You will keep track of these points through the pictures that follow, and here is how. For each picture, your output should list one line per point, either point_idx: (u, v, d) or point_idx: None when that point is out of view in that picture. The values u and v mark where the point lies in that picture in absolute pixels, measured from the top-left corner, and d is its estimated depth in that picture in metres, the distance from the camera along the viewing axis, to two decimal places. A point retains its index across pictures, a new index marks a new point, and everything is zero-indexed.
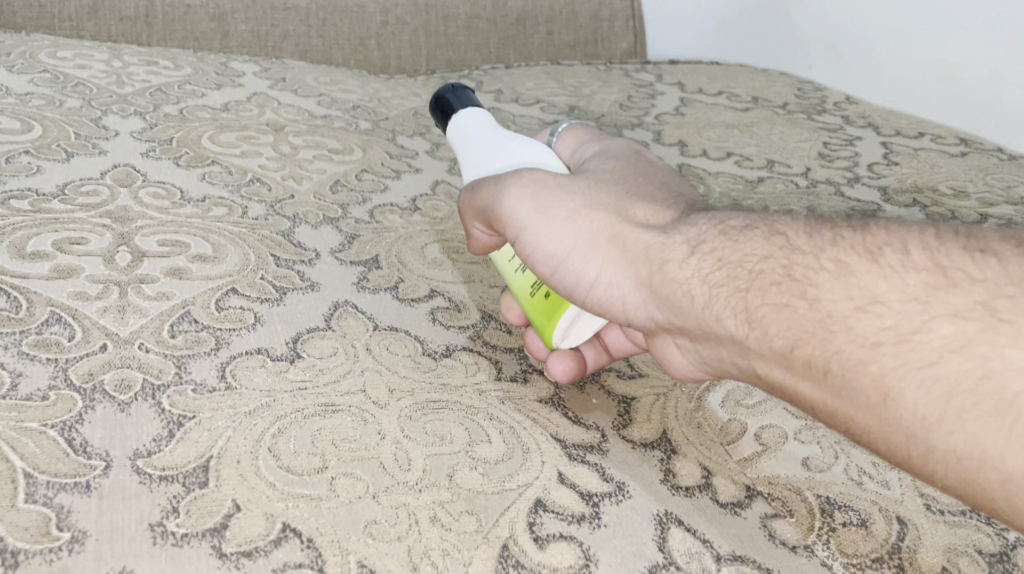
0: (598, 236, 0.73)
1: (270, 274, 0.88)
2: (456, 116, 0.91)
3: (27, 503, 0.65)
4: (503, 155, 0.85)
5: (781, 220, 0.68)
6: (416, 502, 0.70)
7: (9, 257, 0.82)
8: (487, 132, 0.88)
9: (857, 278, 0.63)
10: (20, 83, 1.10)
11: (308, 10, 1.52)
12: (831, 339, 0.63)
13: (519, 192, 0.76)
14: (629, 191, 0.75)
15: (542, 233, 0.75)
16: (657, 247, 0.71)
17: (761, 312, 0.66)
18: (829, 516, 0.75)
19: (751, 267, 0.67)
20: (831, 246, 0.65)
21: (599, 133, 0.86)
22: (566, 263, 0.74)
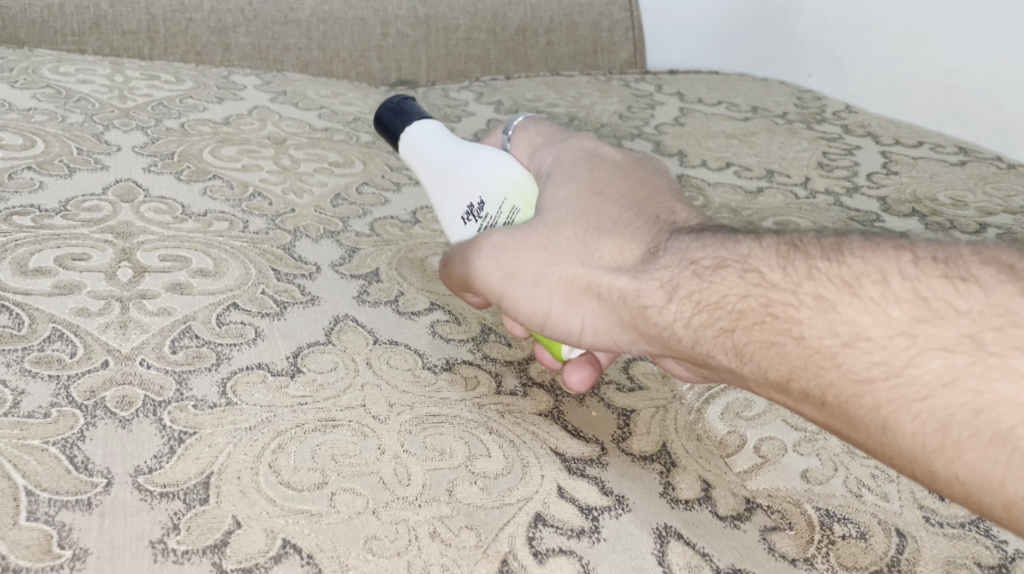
0: (573, 292, 0.73)
1: (270, 288, 0.88)
2: (404, 137, 0.93)
3: (30, 521, 0.65)
4: (467, 169, 0.87)
5: (747, 250, 0.68)
6: (416, 517, 0.70)
7: (11, 273, 0.82)
8: (441, 148, 0.90)
9: (839, 312, 0.63)
10: (22, 99, 1.11)
11: (308, 23, 1.52)
12: (824, 372, 0.63)
13: (488, 261, 0.76)
14: (589, 229, 0.74)
15: (519, 298, 0.75)
16: (634, 295, 0.71)
17: (750, 349, 0.66)
18: (829, 529, 0.75)
19: (731, 309, 0.67)
20: (809, 281, 0.65)
21: (552, 138, 0.85)
22: (549, 323, 0.75)
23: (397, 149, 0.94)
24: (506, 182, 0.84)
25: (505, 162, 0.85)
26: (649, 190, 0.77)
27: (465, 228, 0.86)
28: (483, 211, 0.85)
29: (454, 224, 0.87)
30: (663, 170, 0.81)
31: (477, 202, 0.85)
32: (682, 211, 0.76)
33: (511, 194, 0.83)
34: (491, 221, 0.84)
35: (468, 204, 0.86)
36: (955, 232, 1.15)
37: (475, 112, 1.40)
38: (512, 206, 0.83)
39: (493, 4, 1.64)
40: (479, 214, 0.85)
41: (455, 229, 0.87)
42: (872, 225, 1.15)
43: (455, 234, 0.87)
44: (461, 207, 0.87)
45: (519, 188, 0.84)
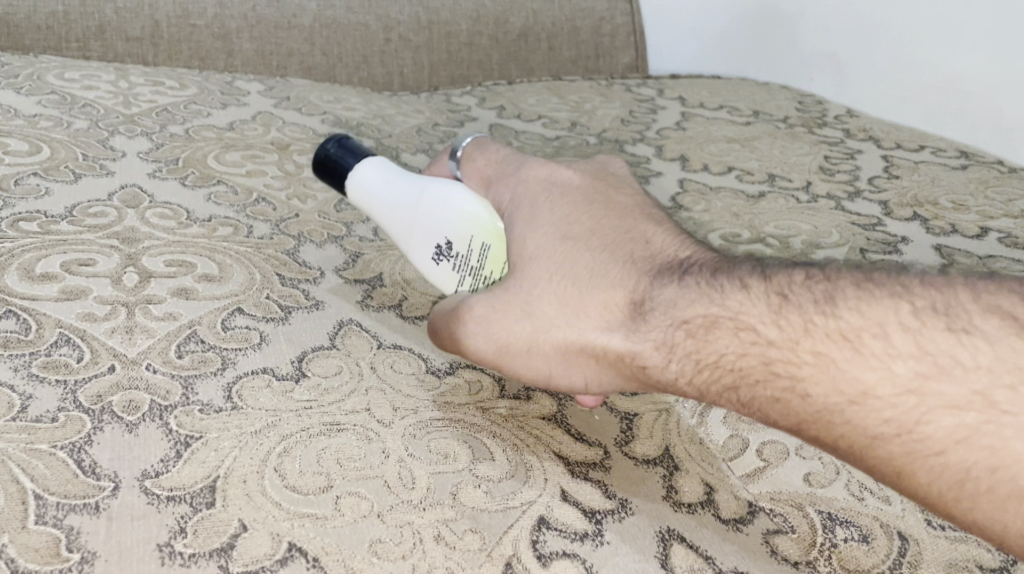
0: (568, 354, 0.73)
1: (275, 293, 0.88)
2: (348, 179, 0.89)
3: (38, 524, 0.66)
4: (427, 209, 0.85)
5: (736, 303, 0.69)
6: (421, 520, 0.71)
7: (18, 279, 0.83)
8: (391, 189, 0.87)
9: (841, 370, 0.64)
10: (28, 105, 1.11)
11: (312, 28, 1.53)
12: (834, 427, 0.64)
13: (475, 334, 0.76)
14: (572, 285, 0.74)
15: (515, 366, 0.75)
16: (631, 355, 0.71)
17: (756, 403, 0.67)
18: (830, 532, 0.76)
19: (732, 370, 0.68)
20: (807, 337, 0.66)
21: (500, 163, 0.83)
22: (547, 382, 0.75)
23: (342, 189, 0.90)
24: (472, 220, 0.83)
25: (465, 198, 0.84)
26: (617, 215, 0.77)
27: (437, 268, 0.85)
28: (453, 251, 0.84)
29: (424, 264, 0.86)
30: (623, 180, 0.81)
31: (445, 243, 0.84)
32: (654, 235, 0.76)
33: (479, 231, 0.83)
34: (464, 260, 0.84)
35: (436, 245, 0.85)
36: (956, 237, 1.16)
37: (477, 117, 1.41)
38: (481, 242, 0.83)
39: (494, 9, 1.64)
40: (450, 254, 0.84)
41: (428, 272, 0.86)
42: (873, 229, 1.16)
43: (426, 273, 0.86)
44: (429, 248, 0.86)
45: (485, 224, 0.83)
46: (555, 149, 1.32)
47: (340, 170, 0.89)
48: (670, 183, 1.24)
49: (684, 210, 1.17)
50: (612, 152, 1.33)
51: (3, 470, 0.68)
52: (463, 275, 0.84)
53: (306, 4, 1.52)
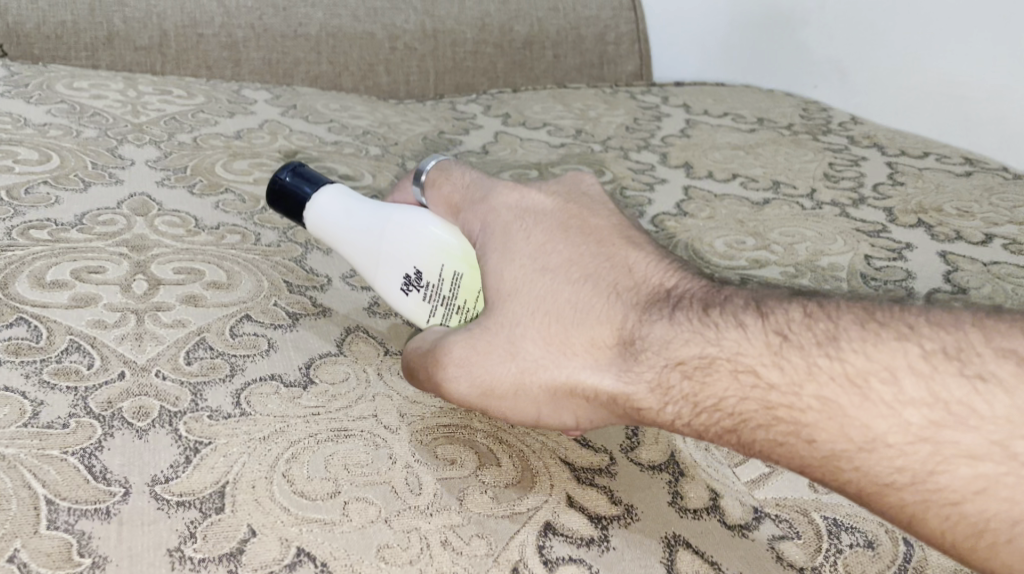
0: (559, 396, 0.74)
1: (283, 300, 0.89)
2: (309, 208, 0.88)
3: (50, 529, 0.66)
4: (393, 238, 0.85)
5: (731, 345, 0.69)
6: (428, 526, 0.71)
7: (29, 286, 0.84)
8: (354, 218, 0.87)
9: (850, 416, 0.65)
10: (38, 114, 1.12)
11: (318, 38, 1.54)
12: (842, 472, 0.65)
13: (458, 377, 0.75)
14: (558, 326, 0.74)
15: (502, 408, 0.75)
16: (623, 395, 0.72)
17: (758, 445, 0.68)
18: (836, 538, 0.76)
19: (730, 411, 0.68)
20: (811, 381, 0.66)
21: (470, 192, 0.84)
22: (536, 422, 0.76)
23: (300, 218, 0.89)
24: (441, 248, 0.83)
25: (432, 225, 0.84)
26: (595, 244, 0.78)
27: (405, 297, 0.85)
28: (422, 280, 0.84)
29: (390, 294, 0.86)
30: (596, 198, 0.82)
31: (413, 271, 0.84)
32: (635, 262, 0.76)
33: (449, 260, 0.83)
34: (435, 289, 0.84)
35: (405, 274, 0.85)
36: (961, 243, 1.16)
37: (482, 125, 1.42)
38: (453, 270, 0.83)
39: (499, 17, 1.65)
40: (421, 283, 0.84)
41: (396, 301, 0.86)
42: (878, 236, 1.16)
43: (392, 302, 0.86)
44: (396, 277, 0.85)
45: (455, 252, 0.83)
46: (560, 157, 1.32)
47: (299, 201, 0.89)
48: (675, 191, 1.25)
49: (688, 217, 1.18)
50: (616, 159, 1.33)
51: (15, 475, 0.69)
52: (435, 305, 0.84)
53: (312, 12, 1.53)
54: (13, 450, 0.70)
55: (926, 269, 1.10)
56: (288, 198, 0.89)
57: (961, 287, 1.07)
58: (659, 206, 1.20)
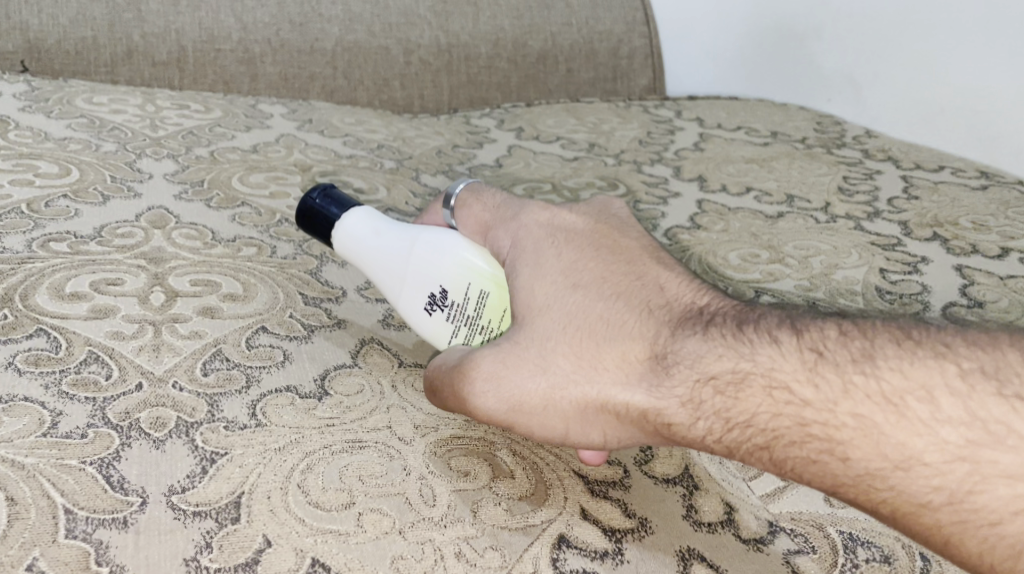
0: (588, 413, 0.73)
1: (298, 312, 0.90)
2: (338, 225, 0.89)
3: (69, 538, 0.67)
4: (421, 258, 0.86)
5: (767, 359, 0.69)
6: (442, 537, 0.72)
7: (49, 298, 0.84)
8: (385, 237, 0.87)
9: (885, 435, 0.65)
10: (58, 128, 1.14)
11: (334, 52, 1.55)
12: (877, 492, 0.65)
13: (485, 392, 0.75)
14: (590, 341, 0.74)
15: (528, 425, 0.75)
16: (653, 409, 0.72)
17: (790, 464, 0.68)
18: (852, 552, 0.76)
19: (762, 427, 0.68)
20: (846, 398, 0.66)
21: (500, 212, 0.84)
22: (562, 440, 0.75)
23: (329, 237, 0.90)
24: (468, 269, 0.84)
25: (462, 245, 0.85)
26: (626, 264, 0.78)
27: (428, 318, 0.85)
28: (448, 300, 0.84)
29: (412, 314, 0.86)
30: (623, 221, 0.83)
31: (439, 291, 0.85)
32: (667, 282, 0.77)
33: (476, 279, 0.84)
34: (461, 309, 0.84)
35: (429, 293, 0.85)
36: (978, 257, 1.16)
37: (496, 138, 1.42)
38: (479, 290, 0.84)
39: (513, 32, 1.65)
40: (446, 303, 0.84)
41: (417, 321, 0.86)
42: (893, 250, 1.17)
43: (413, 325, 0.86)
44: (421, 297, 0.85)
45: (484, 272, 0.84)
46: (575, 170, 1.33)
47: (323, 219, 0.89)
48: (689, 204, 1.25)
49: (703, 231, 1.18)
50: (630, 173, 1.34)
51: (34, 484, 0.70)
52: (458, 326, 0.84)
53: (328, 27, 1.54)
54: (33, 460, 0.71)
55: (942, 282, 1.10)
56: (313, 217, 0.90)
57: (977, 301, 1.07)
58: (673, 220, 1.20)
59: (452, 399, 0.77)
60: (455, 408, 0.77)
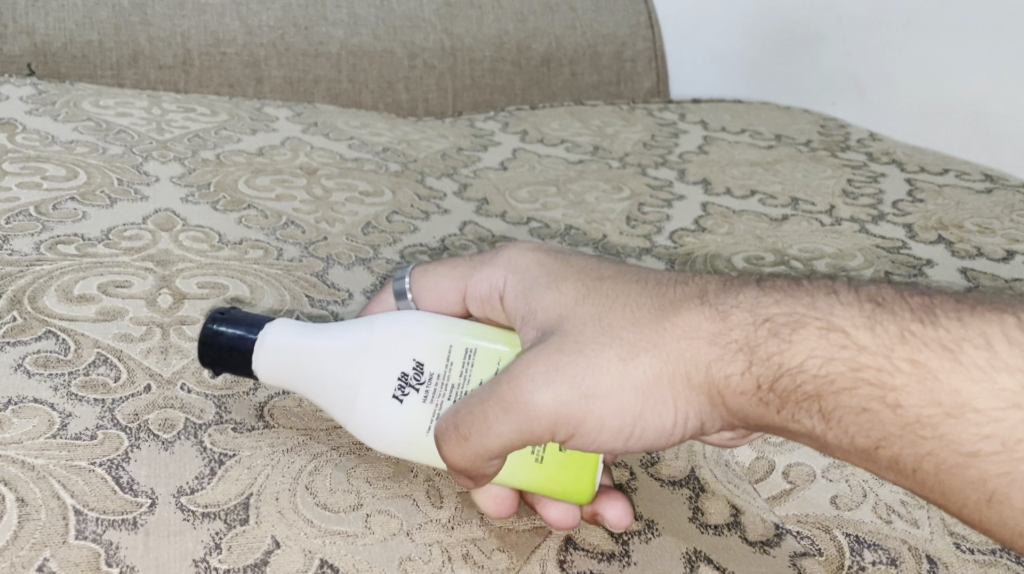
0: (659, 381, 0.70)
1: (305, 313, 0.90)
2: (261, 341, 0.77)
3: (79, 539, 0.68)
4: (379, 342, 0.76)
5: (827, 309, 0.69)
6: (449, 539, 0.73)
7: (57, 300, 0.85)
8: (327, 336, 0.77)
9: (938, 379, 0.65)
10: (65, 131, 1.14)
11: (339, 56, 1.55)
12: (922, 442, 0.65)
13: (546, 388, 0.70)
14: (642, 311, 0.72)
15: (596, 410, 0.70)
16: (716, 362, 0.70)
17: (838, 413, 0.67)
18: (859, 555, 0.76)
19: (835, 377, 0.67)
20: (903, 344, 0.66)
21: (472, 261, 0.82)
22: (625, 425, 0.71)
23: (250, 363, 0.77)
24: (440, 337, 0.77)
25: (423, 320, 0.77)
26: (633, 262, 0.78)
27: (401, 405, 0.75)
28: (425, 374, 0.76)
29: (382, 407, 0.75)
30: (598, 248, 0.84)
31: (412, 368, 0.76)
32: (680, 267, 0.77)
33: (455, 340, 0.77)
34: (443, 379, 0.76)
35: (398, 376, 0.75)
36: (982, 260, 1.16)
37: (501, 141, 1.43)
38: (462, 352, 0.77)
39: (517, 35, 1.66)
40: (421, 380, 0.76)
41: (388, 414, 0.75)
42: (898, 252, 1.17)
43: (384, 421, 0.75)
44: (387, 384, 0.75)
45: (460, 334, 0.77)
46: (579, 173, 1.33)
47: (229, 346, 0.77)
48: (694, 207, 1.25)
49: (707, 233, 1.18)
50: (635, 176, 1.34)
51: (44, 486, 0.70)
52: (442, 400, 0.76)
53: (333, 32, 1.54)
54: (43, 461, 0.71)
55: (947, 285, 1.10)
56: (212, 347, 0.77)
57: None
58: (678, 222, 1.20)
59: (505, 420, 0.70)
60: (510, 430, 0.70)
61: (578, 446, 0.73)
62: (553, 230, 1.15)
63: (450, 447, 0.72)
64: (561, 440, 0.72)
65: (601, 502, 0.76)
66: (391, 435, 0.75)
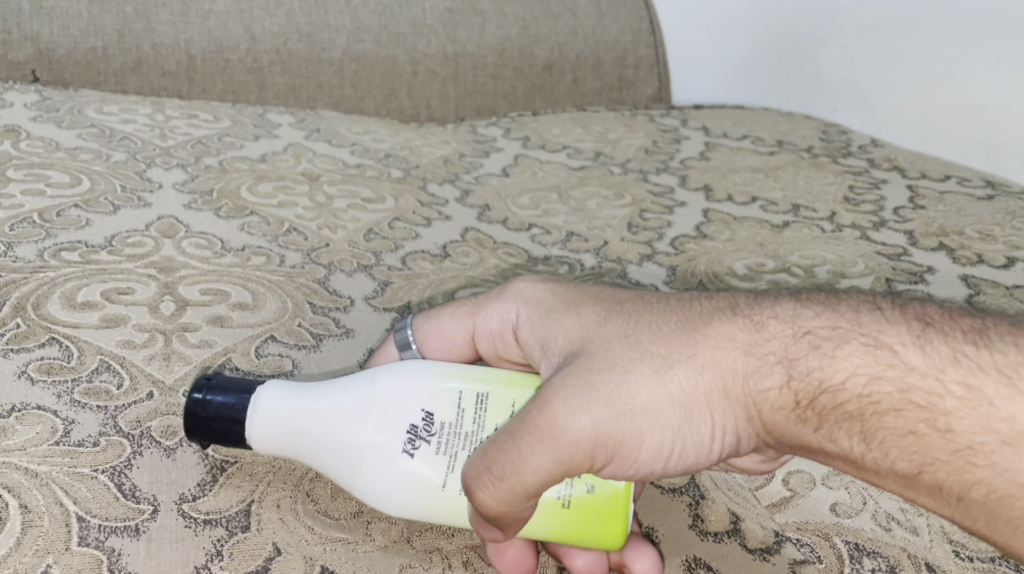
0: (695, 398, 0.69)
1: (306, 321, 0.90)
2: (254, 407, 0.74)
3: (81, 546, 0.68)
4: (383, 400, 0.74)
5: (874, 327, 0.68)
6: (449, 546, 0.74)
7: (61, 307, 0.85)
8: (327, 396, 0.75)
9: (991, 404, 0.64)
10: (69, 138, 1.14)
11: (341, 62, 1.56)
12: (972, 470, 0.63)
13: (581, 409, 0.68)
14: (670, 329, 0.71)
15: (633, 431, 0.69)
16: (753, 376, 0.69)
17: (880, 436, 0.66)
18: (858, 562, 0.76)
19: (882, 398, 0.65)
20: (955, 367, 0.65)
21: (475, 300, 0.83)
22: (663, 445, 0.70)
23: (244, 431, 0.73)
24: (449, 385, 0.75)
25: (428, 374, 0.76)
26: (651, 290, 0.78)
27: (413, 461, 0.73)
28: (436, 424, 0.74)
29: (393, 462, 0.73)
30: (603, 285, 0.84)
31: (422, 420, 0.74)
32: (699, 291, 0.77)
33: (465, 387, 0.75)
34: (454, 428, 0.74)
35: (407, 432, 0.73)
36: (983, 267, 1.16)
37: (502, 148, 1.43)
38: (474, 396, 0.75)
39: (520, 42, 1.66)
40: (431, 434, 0.73)
41: (400, 472, 0.73)
42: (899, 259, 1.17)
43: (395, 477, 0.73)
44: (396, 441, 0.73)
45: (468, 379, 0.76)
46: (580, 179, 1.33)
47: (217, 415, 0.73)
48: (695, 214, 1.26)
49: (708, 240, 1.19)
50: (636, 182, 1.34)
51: (47, 492, 0.70)
52: (455, 452, 0.73)
53: (336, 38, 1.55)
54: (46, 468, 0.72)
55: (949, 292, 1.10)
56: (199, 418, 0.73)
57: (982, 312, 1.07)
58: (679, 229, 1.21)
59: (540, 447, 0.68)
60: (546, 458, 0.68)
61: (613, 472, 0.71)
62: (554, 236, 1.15)
63: (481, 487, 0.70)
64: (597, 467, 0.70)
65: (628, 553, 0.75)
66: (402, 490, 0.73)
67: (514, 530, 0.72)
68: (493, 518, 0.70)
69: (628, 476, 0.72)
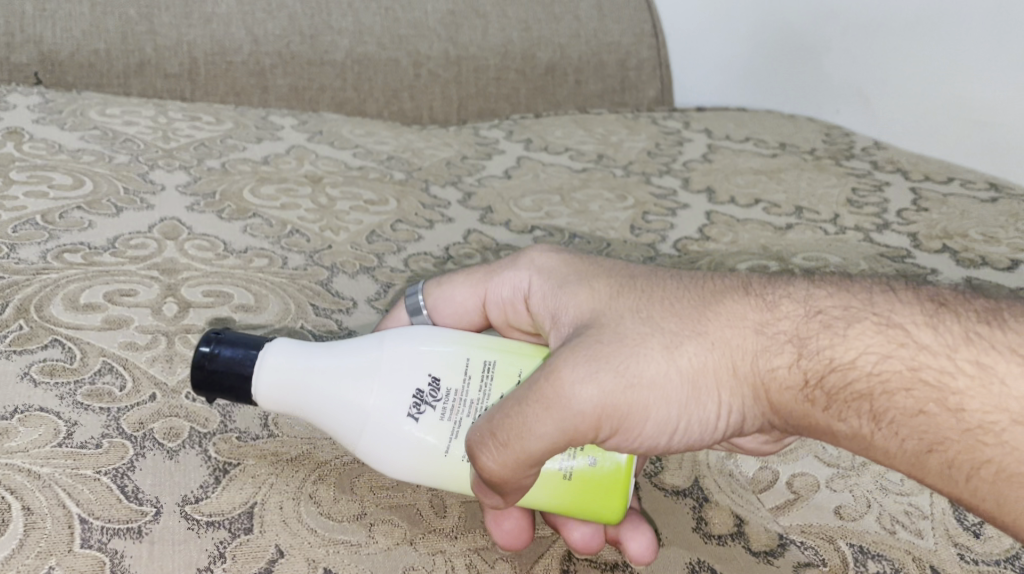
0: (702, 376, 0.69)
1: (309, 323, 0.90)
2: (260, 364, 0.74)
3: (84, 548, 0.68)
4: (389, 361, 0.75)
5: (886, 307, 0.67)
6: (452, 548, 0.73)
7: (63, 308, 0.85)
8: (334, 355, 0.75)
9: (1003, 383, 0.63)
10: (72, 140, 1.14)
11: (344, 65, 1.56)
12: (983, 448, 0.63)
13: (589, 380, 0.68)
14: (683, 305, 0.71)
15: (638, 405, 0.69)
16: (763, 354, 0.69)
17: (890, 415, 0.65)
18: (862, 567, 0.76)
19: (891, 376, 0.65)
20: (968, 346, 0.64)
21: (488, 267, 0.83)
22: (668, 420, 0.70)
23: (250, 389, 0.74)
24: (457, 352, 0.76)
25: (435, 340, 0.76)
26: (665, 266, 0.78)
27: (419, 424, 0.74)
28: (441, 390, 0.75)
29: (398, 425, 0.74)
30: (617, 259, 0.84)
31: (428, 384, 0.74)
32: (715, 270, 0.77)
33: (472, 354, 0.76)
34: (461, 394, 0.75)
35: (412, 395, 0.74)
36: (986, 269, 1.16)
37: (505, 150, 1.43)
38: (482, 363, 0.76)
39: (522, 44, 1.66)
40: (437, 398, 0.74)
41: (405, 433, 0.74)
42: (902, 261, 1.17)
43: (400, 440, 0.74)
44: (401, 403, 0.74)
45: (477, 348, 0.76)
46: (583, 182, 1.33)
47: (225, 368, 0.74)
48: (697, 216, 1.26)
49: (712, 242, 1.19)
50: (638, 184, 1.34)
51: (49, 494, 0.70)
52: (460, 417, 0.74)
53: (338, 40, 1.55)
54: (49, 470, 0.72)
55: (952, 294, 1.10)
56: (206, 372, 0.74)
57: None
58: (682, 231, 1.21)
59: (545, 416, 0.68)
60: (551, 427, 0.68)
61: (618, 443, 0.72)
62: (557, 238, 1.15)
63: (486, 453, 0.70)
64: (602, 438, 0.70)
65: (625, 530, 0.75)
66: (406, 453, 0.74)
67: (515, 497, 0.73)
68: (496, 484, 0.71)
69: (633, 449, 0.72)
